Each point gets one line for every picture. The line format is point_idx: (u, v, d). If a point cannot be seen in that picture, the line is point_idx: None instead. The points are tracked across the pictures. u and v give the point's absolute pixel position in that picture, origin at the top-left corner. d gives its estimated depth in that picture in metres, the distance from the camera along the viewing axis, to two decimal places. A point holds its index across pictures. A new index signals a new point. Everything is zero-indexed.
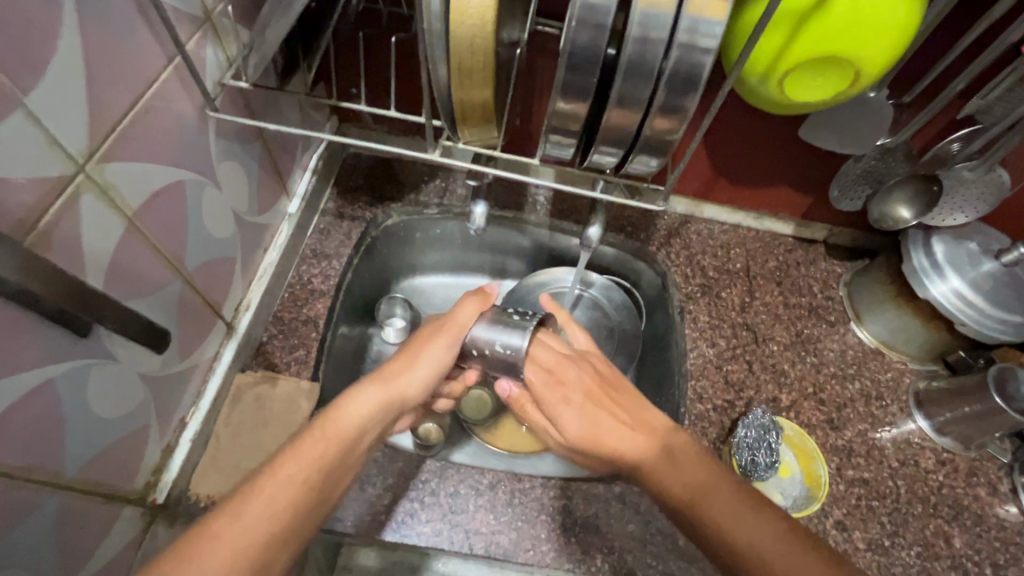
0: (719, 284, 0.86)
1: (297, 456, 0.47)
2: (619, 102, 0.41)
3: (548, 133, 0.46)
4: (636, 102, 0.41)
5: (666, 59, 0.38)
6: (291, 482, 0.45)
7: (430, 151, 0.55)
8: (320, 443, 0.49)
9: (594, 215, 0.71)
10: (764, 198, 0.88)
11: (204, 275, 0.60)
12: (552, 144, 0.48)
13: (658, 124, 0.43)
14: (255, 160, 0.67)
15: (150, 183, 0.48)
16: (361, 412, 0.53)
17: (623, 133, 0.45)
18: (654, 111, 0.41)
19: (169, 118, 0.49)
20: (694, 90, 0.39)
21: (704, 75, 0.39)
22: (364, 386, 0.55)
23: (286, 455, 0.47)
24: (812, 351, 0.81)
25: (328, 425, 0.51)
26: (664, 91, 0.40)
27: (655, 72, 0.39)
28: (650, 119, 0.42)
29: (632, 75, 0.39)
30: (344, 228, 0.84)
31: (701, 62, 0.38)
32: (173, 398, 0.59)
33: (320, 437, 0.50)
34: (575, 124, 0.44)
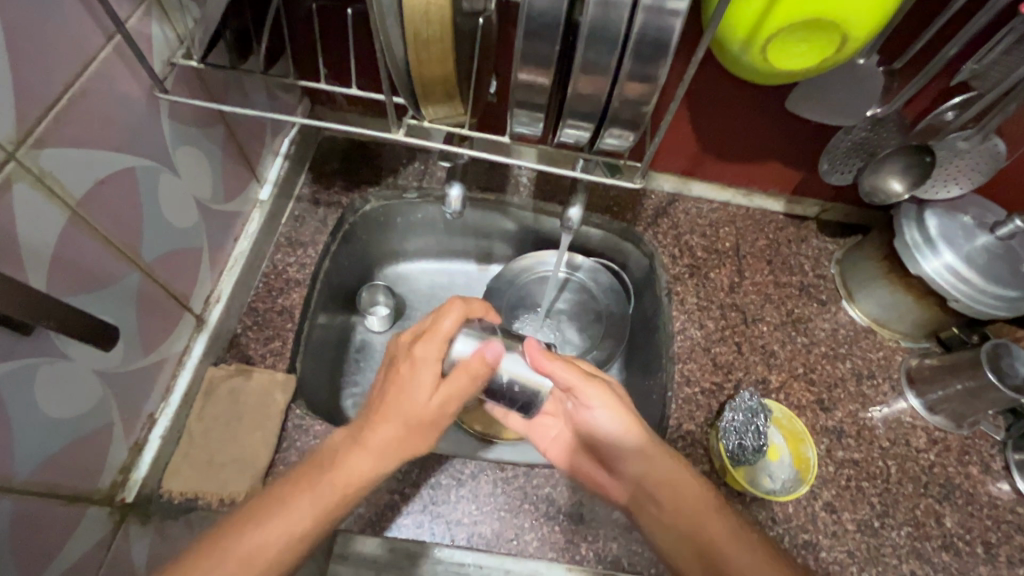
0: (707, 264, 0.84)
1: (299, 496, 0.50)
2: (585, 72, 0.38)
3: (513, 108, 0.43)
4: (603, 71, 0.38)
5: (632, 23, 0.35)
6: (292, 532, 0.48)
7: (394, 130, 0.52)
8: (314, 498, 0.50)
9: (574, 196, 0.68)
10: (754, 173, 0.85)
11: (166, 267, 0.58)
12: (518, 119, 0.45)
13: (628, 94, 0.40)
14: (217, 144, 0.64)
15: (95, 171, 0.46)
16: (363, 465, 0.52)
17: (591, 105, 0.42)
18: (622, 80, 0.39)
19: (112, 100, 0.46)
20: (664, 58, 0.37)
21: (674, 40, 0.36)
22: (363, 444, 0.52)
23: (284, 498, 0.50)
24: (802, 331, 0.79)
25: (320, 480, 0.51)
26: (631, 59, 0.37)
27: (620, 38, 0.36)
28: (620, 89, 0.39)
29: (596, 41, 0.36)
30: (319, 215, 0.81)
31: (669, 25, 0.35)
32: (139, 395, 0.57)
33: (312, 495, 0.50)
34: (540, 97, 0.42)
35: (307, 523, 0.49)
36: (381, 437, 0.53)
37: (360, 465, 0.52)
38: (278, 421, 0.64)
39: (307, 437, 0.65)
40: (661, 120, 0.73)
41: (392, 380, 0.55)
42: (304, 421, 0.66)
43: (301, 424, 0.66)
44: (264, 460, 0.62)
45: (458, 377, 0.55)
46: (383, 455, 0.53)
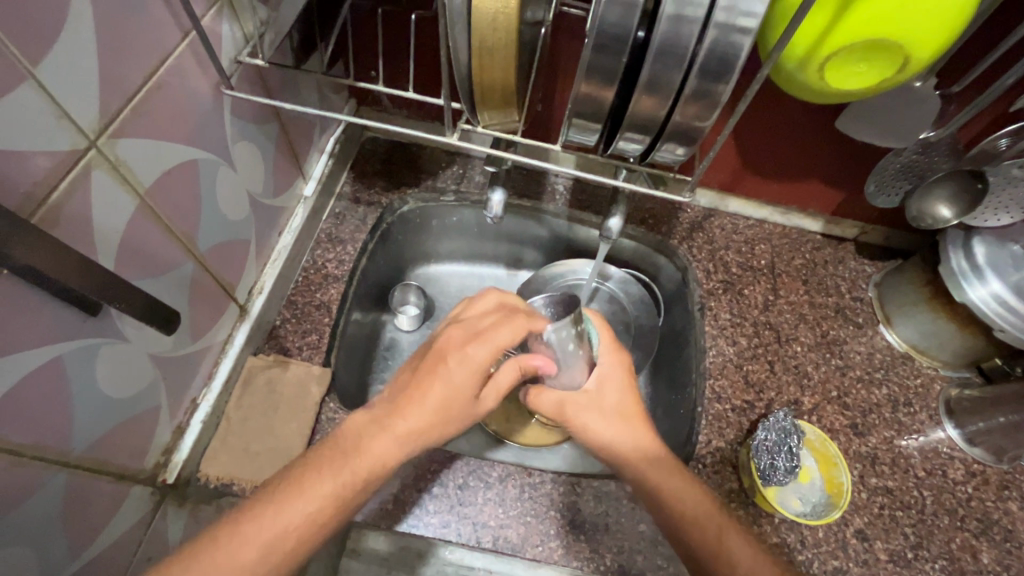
0: (741, 281, 0.83)
1: (320, 480, 0.46)
2: (649, 87, 0.39)
3: (571, 118, 0.44)
4: (666, 87, 0.39)
5: (702, 40, 0.36)
6: (305, 520, 0.45)
7: (448, 134, 0.53)
8: (336, 482, 0.46)
9: (615, 206, 0.68)
10: (793, 193, 0.85)
11: (217, 256, 0.60)
12: (575, 128, 0.46)
13: (690, 110, 0.40)
14: (271, 140, 0.66)
15: (163, 161, 0.47)
16: (384, 456, 0.48)
17: (651, 119, 0.42)
18: (684, 98, 0.39)
19: (182, 95, 0.48)
20: (730, 74, 0.37)
21: (741, 59, 0.36)
22: (390, 427, 0.49)
23: (303, 484, 0.46)
24: (837, 354, 0.78)
25: (343, 468, 0.47)
26: (696, 76, 0.37)
27: (688, 57, 0.37)
28: (680, 105, 0.40)
29: (663, 57, 0.37)
30: (359, 213, 0.82)
31: (738, 42, 0.35)
32: (184, 379, 0.58)
33: (336, 477, 0.46)
34: (601, 106, 0.42)
35: (323, 514, 0.45)
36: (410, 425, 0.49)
37: (384, 447, 0.48)
38: (313, 414, 0.66)
39: None
40: (707, 141, 0.73)
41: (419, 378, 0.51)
42: (337, 415, 0.67)
43: (335, 417, 0.67)
44: (298, 451, 0.63)
45: (509, 365, 0.55)
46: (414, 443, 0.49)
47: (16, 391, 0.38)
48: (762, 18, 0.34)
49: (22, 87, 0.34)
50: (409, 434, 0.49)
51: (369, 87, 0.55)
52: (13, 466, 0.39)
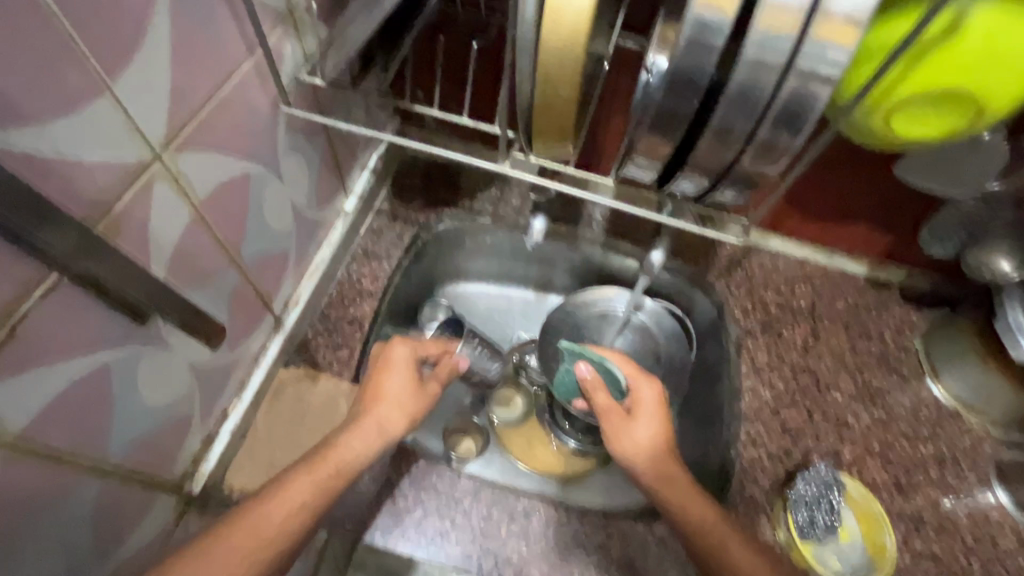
0: (779, 321, 0.81)
1: (303, 478, 0.49)
2: (718, 130, 0.38)
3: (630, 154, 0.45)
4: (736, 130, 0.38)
5: (780, 87, 0.35)
6: (286, 518, 0.47)
7: (500, 161, 0.53)
8: (313, 475, 0.50)
9: (658, 239, 0.67)
10: (839, 234, 0.82)
11: (259, 267, 0.60)
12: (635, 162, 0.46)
13: (758, 153, 0.39)
14: (319, 156, 0.66)
15: (218, 173, 0.48)
16: (359, 449, 0.53)
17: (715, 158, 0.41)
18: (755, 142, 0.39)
19: (244, 110, 0.49)
20: (801, 124, 0.37)
21: (817, 109, 0.36)
22: (358, 424, 0.54)
23: (283, 484, 0.49)
24: (879, 405, 0.75)
25: (320, 462, 0.50)
26: (768, 126, 0.37)
27: (763, 104, 0.36)
28: (753, 148, 0.39)
29: (738, 100, 0.36)
30: (396, 230, 0.84)
31: (817, 92, 0.35)
32: (218, 388, 0.58)
33: (312, 474, 0.50)
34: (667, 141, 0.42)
35: (311, 503, 0.49)
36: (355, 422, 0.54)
37: (357, 442, 0.53)
38: None
39: None
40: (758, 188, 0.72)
41: (374, 388, 0.57)
42: None
43: None
44: None
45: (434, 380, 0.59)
46: (380, 431, 0.55)
47: (63, 397, 0.38)
48: (846, 66, 0.33)
49: (99, 101, 0.35)
50: (367, 430, 0.54)
51: (424, 110, 0.55)
52: (51, 472, 0.39)
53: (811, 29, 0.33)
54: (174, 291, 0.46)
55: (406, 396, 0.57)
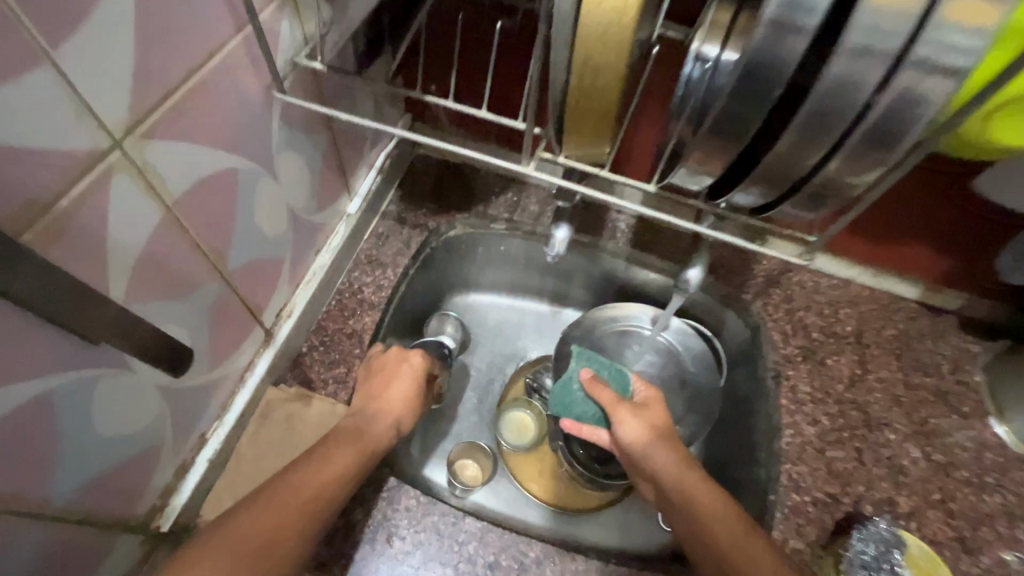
0: (823, 348, 0.73)
1: (341, 451, 0.50)
2: (804, 128, 0.33)
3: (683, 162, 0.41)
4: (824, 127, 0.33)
5: (888, 83, 0.30)
6: (314, 496, 0.46)
7: (523, 163, 0.45)
8: (352, 451, 0.51)
9: (695, 255, 0.60)
10: (891, 254, 0.74)
11: (247, 276, 0.53)
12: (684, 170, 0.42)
13: (849, 159, 0.34)
14: (320, 152, 0.60)
15: (198, 169, 0.41)
16: (380, 437, 0.55)
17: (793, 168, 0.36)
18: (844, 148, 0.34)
19: (232, 98, 0.42)
20: (910, 126, 0.31)
21: (932, 110, 0.30)
22: (377, 415, 0.56)
23: (317, 459, 0.49)
24: (938, 448, 0.67)
25: (359, 440, 0.52)
26: (863, 131, 0.32)
27: (861, 101, 0.31)
28: (843, 152, 0.34)
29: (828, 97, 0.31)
30: (404, 235, 0.76)
31: (933, 87, 0.29)
32: (196, 410, 0.52)
33: (349, 450, 0.51)
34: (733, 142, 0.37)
35: (341, 483, 0.49)
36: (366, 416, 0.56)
37: (378, 431, 0.55)
38: None
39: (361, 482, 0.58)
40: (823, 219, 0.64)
41: (382, 384, 0.58)
42: None
43: None
44: None
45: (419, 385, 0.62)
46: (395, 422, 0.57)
47: None
48: (979, 57, 0.28)
49: (33, 75, 0.28)
50: (385, 422, 0.56)
51: (439, 101, 0.48)
52: None
53: (937, 9, 0.27)
54: (130, 308, 0.39)
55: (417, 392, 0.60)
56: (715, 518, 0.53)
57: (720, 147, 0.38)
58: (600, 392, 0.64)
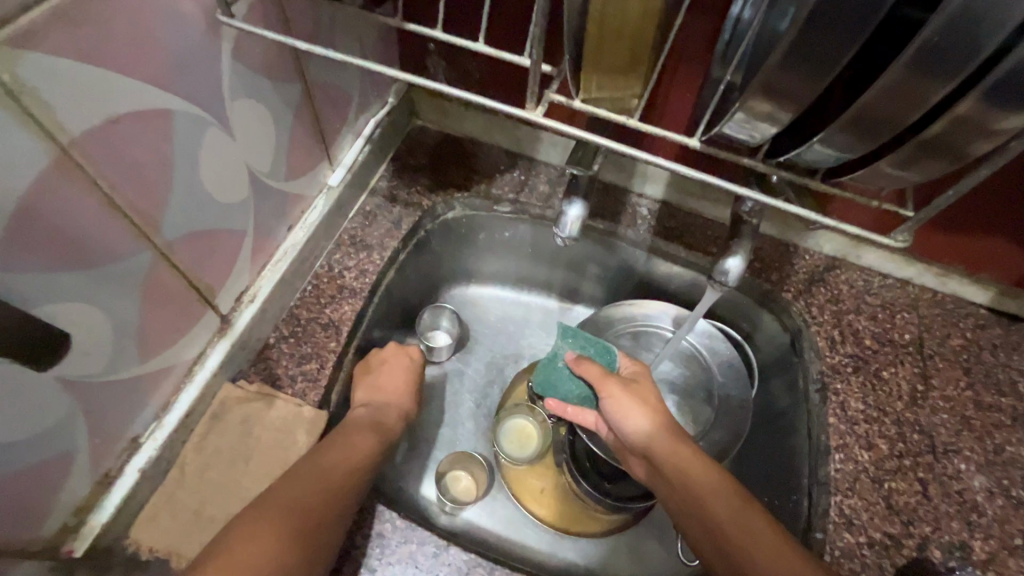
0: (878, 359, 0.62)
1: (363, 434, 0.51)
2: (924, 49, 0.24)
3: (744, 97, 0.29)
4: (964, 48, 0.23)
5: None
6: (352, 470, 0.47)
7: (528, 110, 0.36)
8: (376, 435, 0.51)
9: (737, 241, 0.49)
10: (961, 250, 0.63)
11: (194, 249, 0.44)
12: (739, 115, 0.31)
13: (998, 91, 0.24)
14: (289, 109, 0.50)
15: (109, 103, 0.32)
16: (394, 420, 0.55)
17: (906, 102, 0.26)
18: (994, 74, 0.24)
19: (154, 16, 0.33)
20: None
21: None
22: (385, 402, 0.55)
23: (348, 435, 0.50)
24: (1018, 482, 0.55)
25: (381, 427, 0.53)
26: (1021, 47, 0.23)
27: None
28: (982, 85, 0.25)
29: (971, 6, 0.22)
30: (393, 214, 0.66)
31: None
32: (122, 412, 0.43)
33: (375, 435, 0.51)
34: (825, 70, 0.26)
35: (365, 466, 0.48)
36: (379, 406, 0.54)
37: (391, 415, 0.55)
38: None
39: None
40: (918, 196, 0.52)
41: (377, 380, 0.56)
42: None
43: None
44: None
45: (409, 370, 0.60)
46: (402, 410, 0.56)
47: None
48: None
49: None
50: (395, 413, 0.55)
51: (425, 33, 0.38)
52: None
53: None
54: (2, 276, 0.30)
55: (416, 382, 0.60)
56: (715, 499, 0.47)
57: (792, 84, 0.27)
58: (586, 368, 0.58)
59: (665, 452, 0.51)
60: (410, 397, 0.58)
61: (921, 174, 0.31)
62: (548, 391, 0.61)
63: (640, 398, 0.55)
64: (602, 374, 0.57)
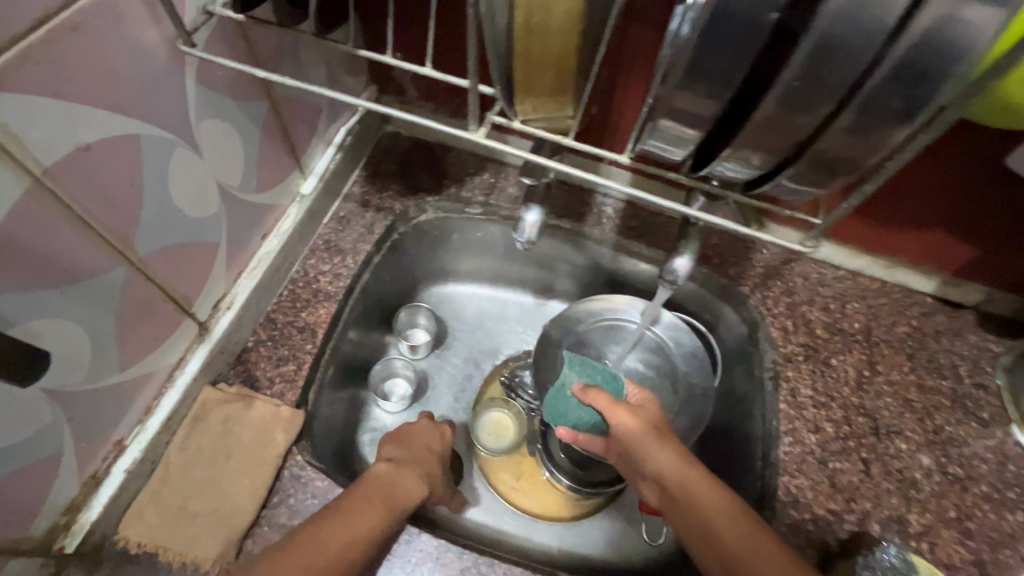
0: (828, 347, 0.66)
1: (369, 505, 0.46)
2: (794, 83, 0.27)
3: (654, 118, 0.32)
4: (831, 75, 0.26)
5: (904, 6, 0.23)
6: (358, 536, 0.44)
7: (471, 129, 0.39)
8: (379, 509, 0.47)
9: (684, 242, 0.53)
10: (906, 242, 0.67)
11: (168, 262, 0.47)
12: (655, 133, 0.34)
13: (861, 115, 0.28)
14: (257, 124, 0.53)
15: (79, 131, 0.35)
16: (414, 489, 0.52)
17: (783, 127, 0.30)
18: (857, 99, 0.27)
19: (116, 47, 0.35)
20: (932, 76, 0.25)
21: (969, 50, 0.24)
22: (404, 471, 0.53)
23: (353, 504, 0.46)
24: (954, 458, 0.60)
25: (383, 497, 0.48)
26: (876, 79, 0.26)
27: (874, 36, 0.24)
28: (849, 109, 0.28)
29: (830, 43, 0.25)
30: (366, 219, 0.68)
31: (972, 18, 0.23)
32: (107, 417, 0.46)
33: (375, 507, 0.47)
34: (721, 93, 0.29)
35: (372, 530, 0.45)
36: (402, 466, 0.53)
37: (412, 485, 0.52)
38: (273, 470, 0.51)
39: (303, 494, 0.51)
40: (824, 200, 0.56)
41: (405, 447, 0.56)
42: (304, 473, 0.52)
43: (300, 475, 0.52)
44: (246, 521, 0.49)
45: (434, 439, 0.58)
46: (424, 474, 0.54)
47: None
48: None
49: None
50: None
51: (375, 58, 0.41)
52: None
53: None
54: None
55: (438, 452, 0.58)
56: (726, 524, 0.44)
57: (693, 107, 0.30)
58: (595, 396, 0.54)
59: (679, 484, 0.47)
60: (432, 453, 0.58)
61: (822, 186, 0.34)
62: (558, 419, 0.63)
63: (646, 424, 0.52)
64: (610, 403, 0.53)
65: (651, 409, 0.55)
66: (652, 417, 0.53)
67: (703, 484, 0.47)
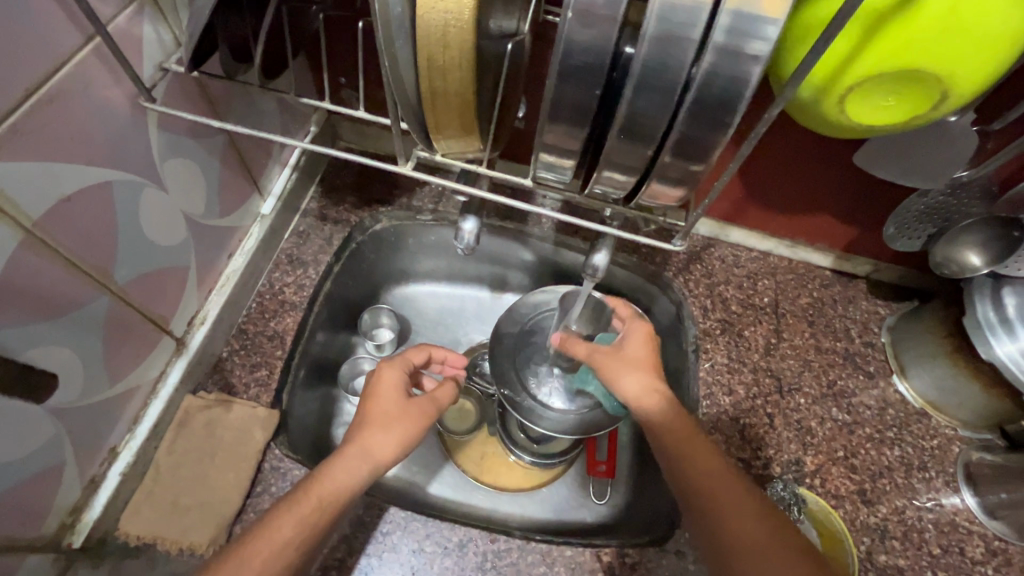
0: (742, 320, 0.75)
1: (289, 514, 0.46)
2: (633, 126, 0.35)
3: (538, 152, 0.40)
4: (656, 119, 0.34)
5: (699, 66, 0.31)
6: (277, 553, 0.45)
7: (401, 164, 0.46)
8: (298, 513, 0.47)
9: (601, 239, 0.60)
10: (802, 225, 0.77)
11: (142, 287, 0.52)
12: (542, 166, 0.42)
13: (681, 151, 0.36)
14: (213, 157, 0.58)
15: (59, 186, 0.41)
16: (347, 477, 0.50)
17: (636, 158, 0.37)
18: (674, 137, 0.35)
19: (85, 110, 0.41)
20: (729, 117, 0.33)
21: (747, 94, 0.32)
22: (343, 450, 0.52)
23: (272, 515, 0.47)
24: (844, 406, 0.70)
25: (304, 496, 0.48)
26: (687, 121, 0.33)
27: (677, 91, 0.32)
28: (672, 146, 0.35)
29: (651, 93, 0.33)
30: (325, 232, 0.75)
31: (745, 72, 0.31)
32: (102, 426, 0.52)
33: (298, 510, 0.47)
34: (582, 133, 0.37)
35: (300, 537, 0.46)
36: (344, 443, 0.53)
37: (345, 472, 0.50)
38: (254, 463, 0.58)
39: (283, 482, 0.58)
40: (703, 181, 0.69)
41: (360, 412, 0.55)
42: (283, 464, 0.59)
43: (279, 466, 0.59)
44: (234, 508, 0.56)
45: (384, 386, 0.56)
46: (366, 446, 0.52)
47: None
48: (772, 42, 0.29)
49: None
50: None
51: (312, 104, 0.48)
52: None
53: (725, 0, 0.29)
54: None
55: (377, 412, 0.55)
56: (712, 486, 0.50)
57: (565, 144, 0.38)
58: (576, 346, 0.64)
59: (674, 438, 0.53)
60: (413, 410, 0.56)
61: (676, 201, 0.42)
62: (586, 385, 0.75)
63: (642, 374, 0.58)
64: (591, 349, 0.62)
65: (639, 350, 0.60)
66: (642, 371, 0.58)
67: (696, 443, 0.52)
